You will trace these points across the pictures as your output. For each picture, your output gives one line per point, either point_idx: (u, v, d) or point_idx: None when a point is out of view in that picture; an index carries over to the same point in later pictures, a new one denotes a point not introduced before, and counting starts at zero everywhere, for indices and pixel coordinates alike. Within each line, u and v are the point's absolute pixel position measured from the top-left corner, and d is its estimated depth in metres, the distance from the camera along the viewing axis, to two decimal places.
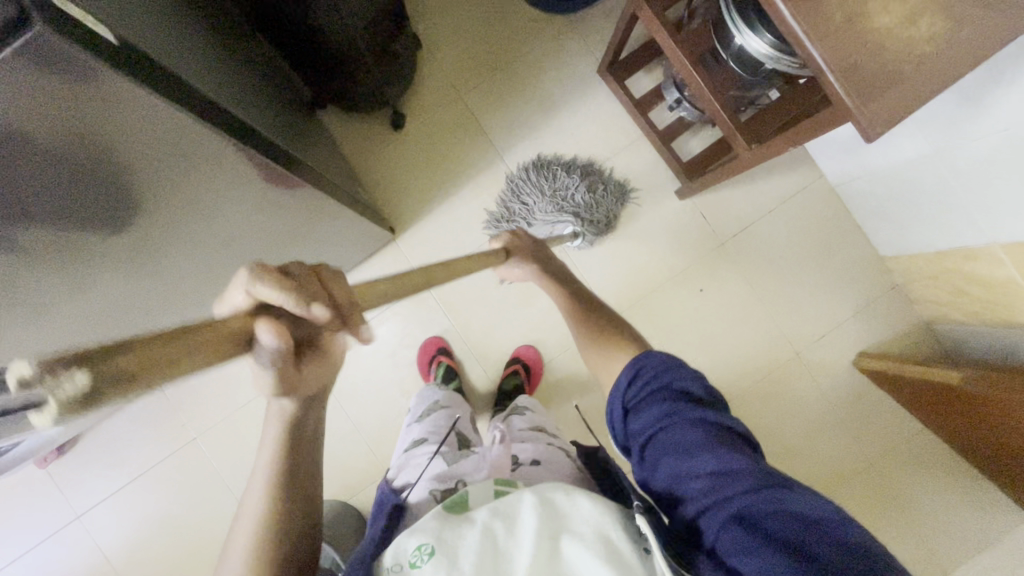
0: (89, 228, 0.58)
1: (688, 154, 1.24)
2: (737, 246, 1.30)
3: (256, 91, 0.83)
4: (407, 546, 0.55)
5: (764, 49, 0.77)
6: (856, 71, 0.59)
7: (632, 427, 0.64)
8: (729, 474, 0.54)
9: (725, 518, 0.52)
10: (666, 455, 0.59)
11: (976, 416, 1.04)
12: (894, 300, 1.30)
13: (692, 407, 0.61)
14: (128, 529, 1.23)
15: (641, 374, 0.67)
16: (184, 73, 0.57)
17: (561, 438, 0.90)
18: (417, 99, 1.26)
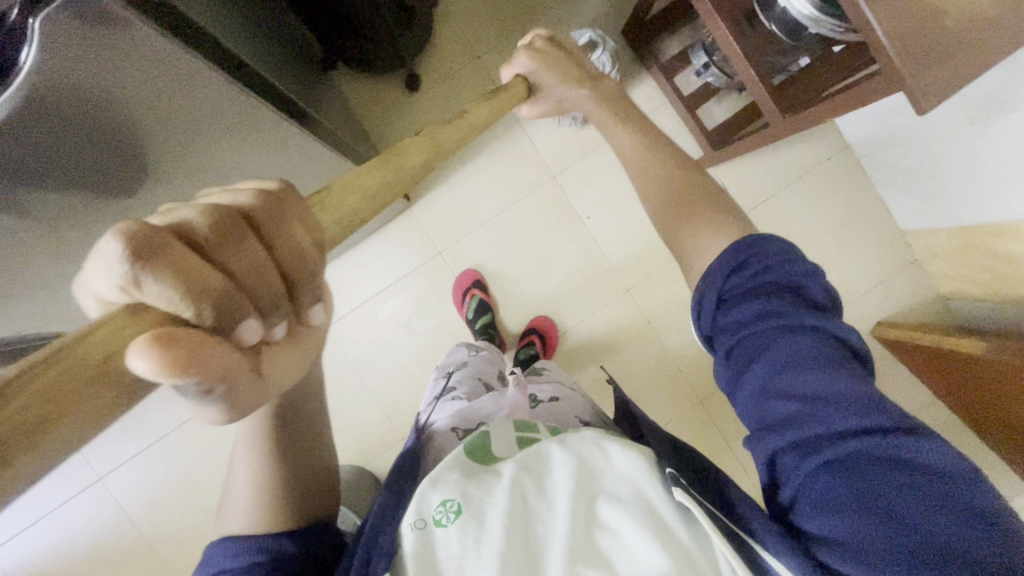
0: (90, 183, 0.57)
1: (711, 122, 1.21)
2: (757, 218, 1.28)
3: (272, 48, 0.78)
4: (429, 502, 0.56)
5: (807, 11, 0.74)
6: (913, 38, 0.56)
7: (724, 321, 0.57)
8: (829, 403, 0.48)
9: (812, 458, 0.48)
10: (756, 362, 0.53)
11: (992, 385, 1.06)
12: (912, 276, 1.29)
13: (801, 312, 0.53)
14: (149, 490, 1.25)
15: (746, 264, 0.58)
16: (213, 24, 0.56)
17: (578, 384, 0.92)
18: (432, 60, 1.22)
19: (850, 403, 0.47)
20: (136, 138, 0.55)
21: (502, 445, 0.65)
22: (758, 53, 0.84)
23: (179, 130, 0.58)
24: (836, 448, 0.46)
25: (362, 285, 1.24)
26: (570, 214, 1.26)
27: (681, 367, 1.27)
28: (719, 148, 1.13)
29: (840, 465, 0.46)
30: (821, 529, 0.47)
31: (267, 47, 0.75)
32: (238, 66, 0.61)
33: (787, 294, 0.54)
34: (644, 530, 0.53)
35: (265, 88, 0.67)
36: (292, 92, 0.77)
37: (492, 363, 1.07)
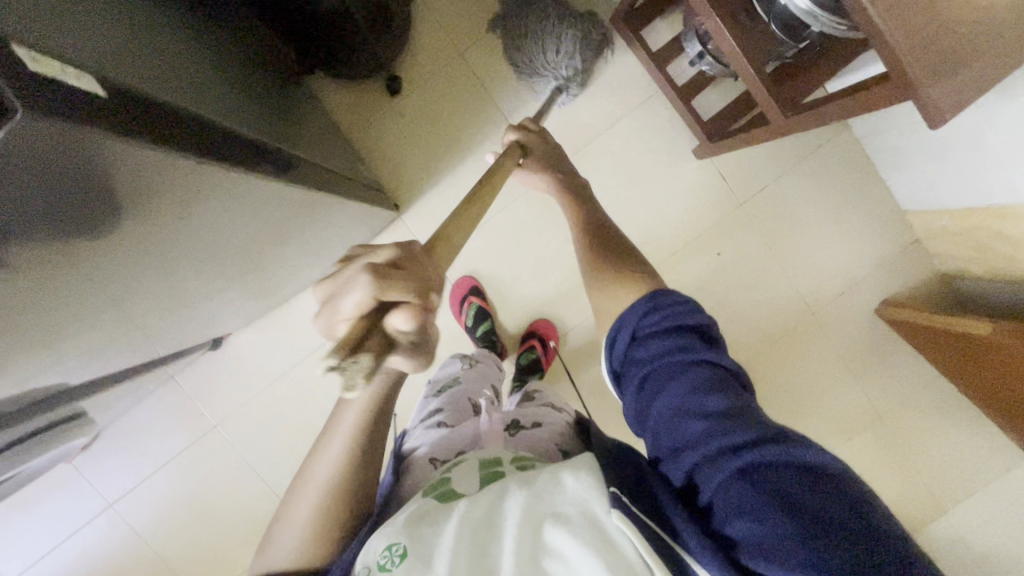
0: (82, 296, 0.51)
1: (707, 111, 1.16)
2: (755, 207, 1.25)
3: (232, 75, 0.72)
4: (376, 548, 0.52)
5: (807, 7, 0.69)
6: (927, 47, 0.53)
7: (636, 355, 0.59)
8: (735, 420, 0.50)
9: (727, 469, 0.48)
10: (668, 389, 0.54)
11: (998, 364, 1.06)
12: (914, 256, 1.28)
13: (703, 346, 0.56)
14: (161, 515, 1.26)
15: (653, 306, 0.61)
16: (163, 85, 0.49)
17: (568, 407, 0.89)
18: (413, 61, 1.16)
19: (750, 418, 0.50)
20: (125, 246, 0.49)
21: (467, 483, 0.61)
22: (756, 52, 0.80)
23: (166, 226, 0.52)
24: (749, 455, 0.47)
25: None
26: (565, 213, 1.22)
27: None
28: (717, 141, 1.08)
29: (756, 471, 0.47)
30: (737, 534, 0.47)
31: (228, 82, 0.69)
32: (208, 128, 0.54)
33: (691, 331, 0.58)
34: (591, 554, 0.48)
35: (241, 138, 0.61)
36: (270, 131, 0.72)
37: (486, 377, 1.04)
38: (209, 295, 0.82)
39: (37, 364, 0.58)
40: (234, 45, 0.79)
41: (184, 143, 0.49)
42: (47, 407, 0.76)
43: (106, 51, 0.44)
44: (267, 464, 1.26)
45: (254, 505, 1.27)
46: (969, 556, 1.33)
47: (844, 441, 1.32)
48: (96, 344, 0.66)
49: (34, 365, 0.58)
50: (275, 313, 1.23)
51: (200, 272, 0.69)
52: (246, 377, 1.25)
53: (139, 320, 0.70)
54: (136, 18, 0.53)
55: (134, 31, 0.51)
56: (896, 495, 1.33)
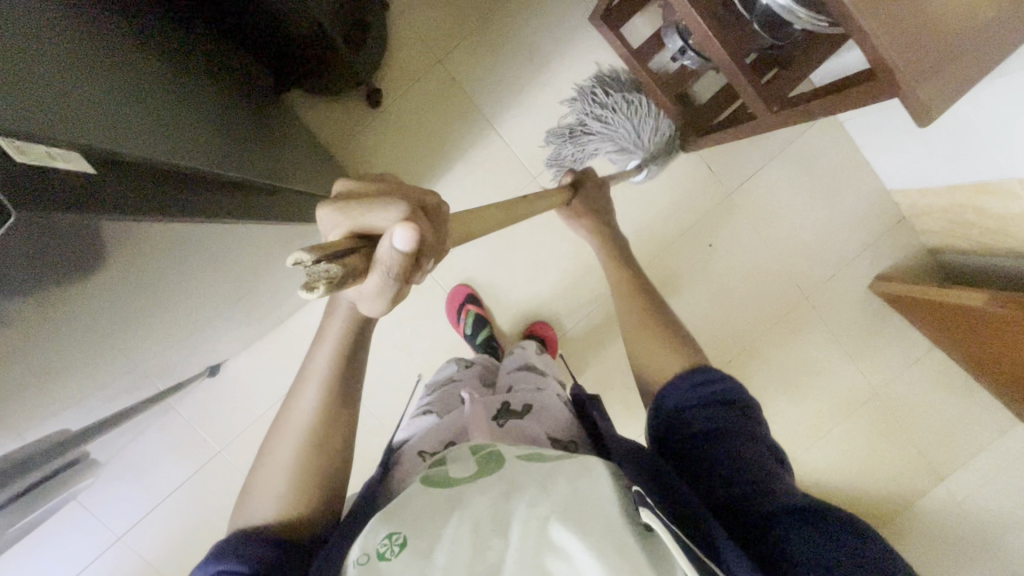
0: (72, 365, 0.50)
1: (691, 104, 1.16)
2: (744, 196, 1.26)
3: (200, 108, 0.71)
4: (376, 535, 0.47)
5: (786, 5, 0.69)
6: (911, 45, 0.53)
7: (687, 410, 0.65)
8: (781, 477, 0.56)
9: (782, 507, 0.52)
10: (722, 440, 0.60)
11: (991, 332, 1.08)
12: (901, 233, 1.29)
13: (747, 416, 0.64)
14: (172, 545, 1.25)
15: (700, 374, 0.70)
16: (140, 146, 0.51)
17: (562, 390, 0.88)
18: (391, 71, 1.14)
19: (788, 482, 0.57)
20: (127, 309, 0.50)
21: (461, 469, 0.57)
22: (739, 49, 0.80)
23: (146, 284, 0.50)
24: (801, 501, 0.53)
25: None
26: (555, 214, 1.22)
27: None
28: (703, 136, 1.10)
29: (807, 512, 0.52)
30: (806, 555, 0.48)
31: (199, 121, 0.68)
32: (191, 184, 0.57)
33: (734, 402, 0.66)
34: (597, 555, 0.44)
35: (223, 187, 0.63)
36: (249, 171, 0.72)
37: (483, 377, 1.04)
38: (202, 329, 0.80)
39: (37, 427, 0.58)
40: (208, 81, 0.78)
41: (175, 203, 0.51)
42: (49, 457, 0.75)
43: (81, 125, 0.45)
44: None
45: None
46: (969, 520, 1.37)
47: (843, 419, 1.35)
48: (92, 395, 0.65)
49: (33, 428, 0.58)
50: (270, 336, 1.22)
51: (192, 313, 0.67)
52: (246, 400, 1.24)
53: (132, 365, 0.68)
54: (96, 71, 0.52)
55: (96, 87, 0.51)
56: (895, 467, 1.37)
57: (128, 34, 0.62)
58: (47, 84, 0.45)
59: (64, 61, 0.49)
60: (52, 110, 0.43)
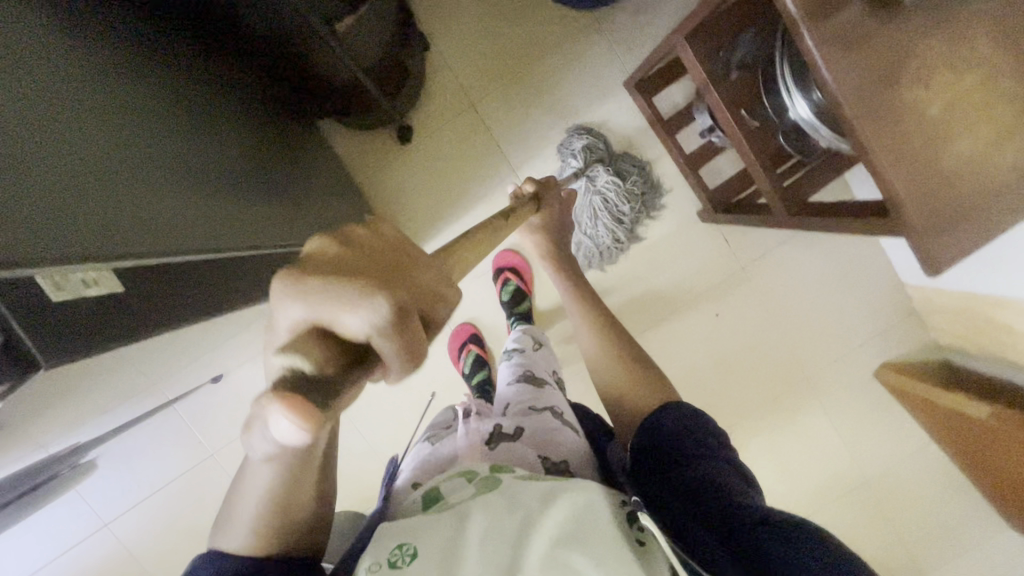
0: None
1: (715, 175, 1.17)
2: (757, 269, 1.26)
3: (229, 158, 0.71)
4: (386, 546, 0.50)
5: (808, 119, 0.72)
6: (926, 199, 0.53)
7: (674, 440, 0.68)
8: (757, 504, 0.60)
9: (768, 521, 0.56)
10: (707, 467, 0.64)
11: (993, 443, 1.06)
12: (909, 325, 1.28)
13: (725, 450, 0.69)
14: (154, 538, 1.28)
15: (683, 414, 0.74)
16: (142, 229, 0.51)
17: (558, 403, 0.83)
18: (424, 109, 1.17)
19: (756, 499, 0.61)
20: None
21: (455, 490, 0.57)
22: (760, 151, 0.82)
23: None
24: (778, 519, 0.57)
25: None
26: None
27: None
28: (720, 212, 1.10)
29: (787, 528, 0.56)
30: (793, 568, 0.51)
31: (223, 172, 0.69)
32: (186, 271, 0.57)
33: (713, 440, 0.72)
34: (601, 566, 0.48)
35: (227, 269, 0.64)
36: (273, 242, 0.72)
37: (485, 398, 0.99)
38: None
39: None
40: (243, 120, 0.80)
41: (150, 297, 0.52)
42: None
43: (81, 208, 0.46)
44: None
45: None
46: None
47: (830, 502, 1.34)
48: None
49: None
50: None
51: None
52: (242, 405, 1.27)
53: None
54: (106, 127, 0.53)
55: (101, 147, 0.51)
56: (877, 557, 1.35)
57: (157, 85, 0.64)
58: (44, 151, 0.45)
59: (67, 112, 0.49)
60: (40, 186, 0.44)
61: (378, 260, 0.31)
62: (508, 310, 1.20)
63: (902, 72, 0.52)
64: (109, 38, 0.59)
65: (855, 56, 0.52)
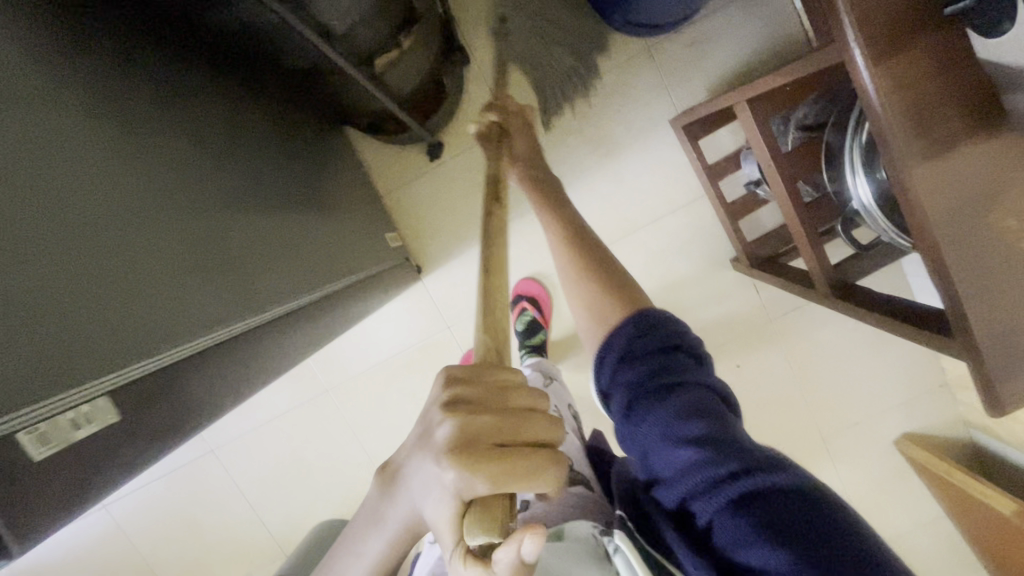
0: None
1: (754, 225, 1.11)
2: (785, 323, 1.21)
3: (255, 201, 0.66)
4: None
5: (868, 200, 0.66)
6: (1001, 334, 0.48)
7: (621, 384, 0.55)
8: (715, 457, 0.45)
9: (722, 501, 0.43)
10: (651, 420, 0.50)
11: (1007, 539, 0.99)
12: (939, 398, 1.23)
13: (691, 375, 0.52)
14: (148, 524, 1.29)
15: (646, 334, 0.57)
16: (190, 315, 0.46)
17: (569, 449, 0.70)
18: (458, 124, 1.13)
19: (738, 440, 0.46)
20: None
21: None
22: (809, 225, 0.79)
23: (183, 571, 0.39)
24: (737, 488, 0.42)
25: (367, 352, 1.22)
26: None
27: None
28: (756, 267, 1.05)
29: (746, 498, 0.42)
30: (748, 561, 0.39)
31: (254, 206, 0.65)
32: (243, 347, 0.53)
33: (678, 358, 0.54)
34: None
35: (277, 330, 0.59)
36: (308, 287, 0.67)
37: None
38: None
39: None
40: (268, 144, 0.77)
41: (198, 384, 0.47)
42: None
43: (127, 308, 0.41)
44: (257, 492, 1.29)
45: (238, 528, 1.30)
46: None
47: None
48: None
49: None
50: None
51: None
52: (247, 407, 1.26)
53: None
54: (133, 198, 0.47)
55: (130, 223, 0.45)
56: None
57: (176, 130, 0.57)
58: (73, 247, 0.40)
59: (86, 190, 0.43)
60: (80, 291, 0.38)
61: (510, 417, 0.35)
62: (520, 341, 1.17)
63: (999, 195, 0.46)
64: (123, 83, 0.52)
65: (944, 166, 0.46)
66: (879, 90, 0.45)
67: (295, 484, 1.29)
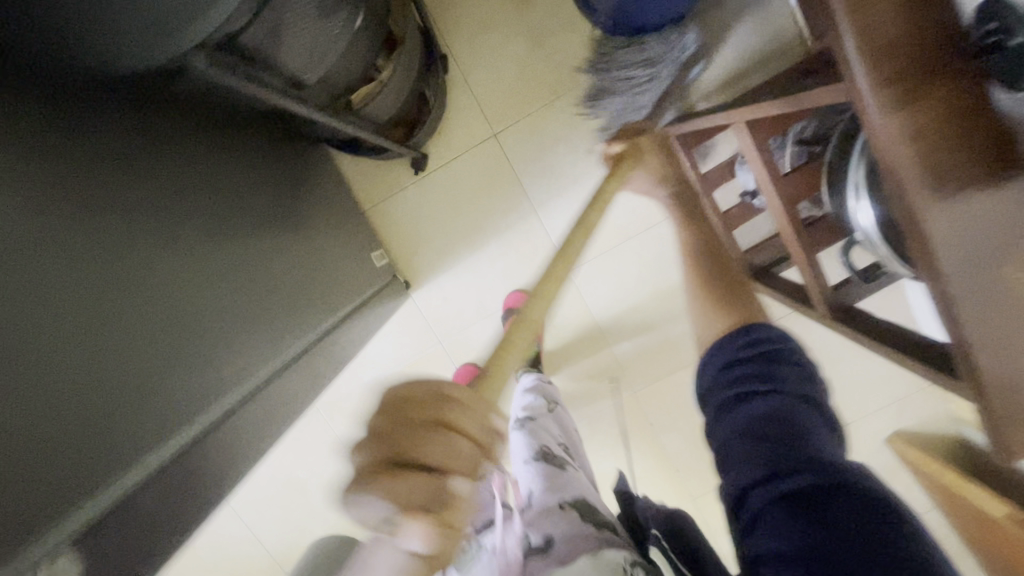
0: None
1: (749, 232, 1.09)
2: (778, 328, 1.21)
3: (203, 255, 0.63)
4: None
5: (871, 228, 0.63)
6: (1009, 384, 0.47)
7: (720, 379, 0.60)
8: (785, 457, 0.49)
9: (773, 496, 0.47)
10: (739, 415, 0.55)
11: (994, 538, 1.01)
12: (930, 396, 1.24)
13: (788, 383, 0.56)
14: None
15: (754, 342, 0.60)
16: (98, 401, 0.45)
17: (589, 494, 0.67)
18: (442, 135, 1.09)
19: (804, 445, 0.50)
20: None
21: None
22: (807, 247, 0.77)
23: None
24: (791, 486, 0.47)
25: (358, 370, 1.20)
26: (582, 309, 1.18)
27: (678, 467, 1.25)
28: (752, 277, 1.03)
29: (798, 500, 0.46)
30: (772, 546, 0.45)
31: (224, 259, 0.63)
32: None
33: (778, 363, 0.58)
34: None
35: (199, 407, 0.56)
36: None
37: None
38: None
39: None
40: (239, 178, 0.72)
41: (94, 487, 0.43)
42: None
43: None
44: (251, 512, 1.27)
45: (234, 548, 1.28)
46: None
47: None
48: None
49: None
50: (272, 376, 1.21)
51: None
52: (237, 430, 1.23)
53: None
54: None
55: None
56: None
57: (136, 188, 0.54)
58: None
59: None
60: None
61: (398, 421, 0.32)
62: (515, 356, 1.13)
63: (1010, 250, 0.45)
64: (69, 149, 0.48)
65: (953, 219, 0.44)
66: (889, 137, 0.44)
67: (289, 506, 1.27)
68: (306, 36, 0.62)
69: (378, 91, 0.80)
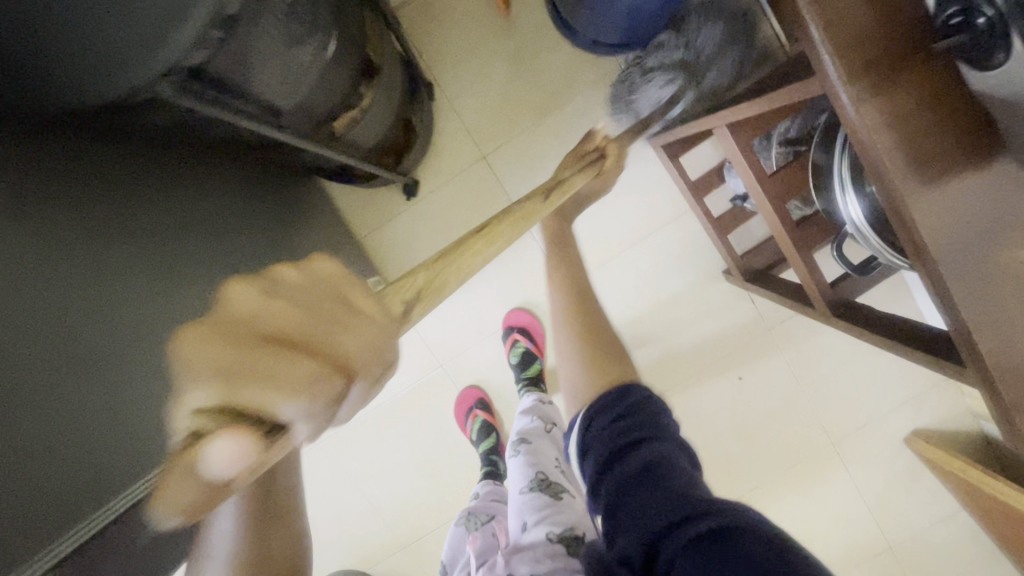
0: None
1: (745, 237, 1.09)
2: (784, 332, 1.19)
3: (128, 289, 0.52)
4: None
5: (860, 219, 0.62)
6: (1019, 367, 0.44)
7: (597, 434, 0.57)
8: (678, 503, 0.45)
9: (688, 538, 0.42)
10: (630, 466, 0.51)
11: None
12: (946, 392, 1.21)
13: (664, 437, 0.54)
14: None
15: (621, 401, 0.59)
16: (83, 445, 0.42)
17: (584, 524, 0.63)
18: (434, 160, 1.11)
19: (692, 488, 0.48)
20: None
21: None
22: (800, 244, 0.76)
23: None
24: (700, 527, 0.42)
25: None
26: None
27: None
28: (751, 280, 1.02)
29: (717, 538, 0.41)
30: None
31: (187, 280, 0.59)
32: None
33: (651, 415, 0.57)
34: None
35: None
36: None
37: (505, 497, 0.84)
38: None
39: None
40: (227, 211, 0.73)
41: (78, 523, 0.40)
42: None
43: None
44: None
45: None
46: None
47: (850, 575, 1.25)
48: None
49: None
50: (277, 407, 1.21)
51: None
52: None
53: None
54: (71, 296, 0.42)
55: None
56: None
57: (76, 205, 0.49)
58: None
59: None
60: None
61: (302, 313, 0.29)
62: (519, 374, 1.11)
63: (999, 228, 0.44)
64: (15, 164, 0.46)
65: (936, 198, 0.44)
66: (868, 123, 0.43)
67: None
68: (276, 61, 0.60)
69: (360, 117, 0.83)
